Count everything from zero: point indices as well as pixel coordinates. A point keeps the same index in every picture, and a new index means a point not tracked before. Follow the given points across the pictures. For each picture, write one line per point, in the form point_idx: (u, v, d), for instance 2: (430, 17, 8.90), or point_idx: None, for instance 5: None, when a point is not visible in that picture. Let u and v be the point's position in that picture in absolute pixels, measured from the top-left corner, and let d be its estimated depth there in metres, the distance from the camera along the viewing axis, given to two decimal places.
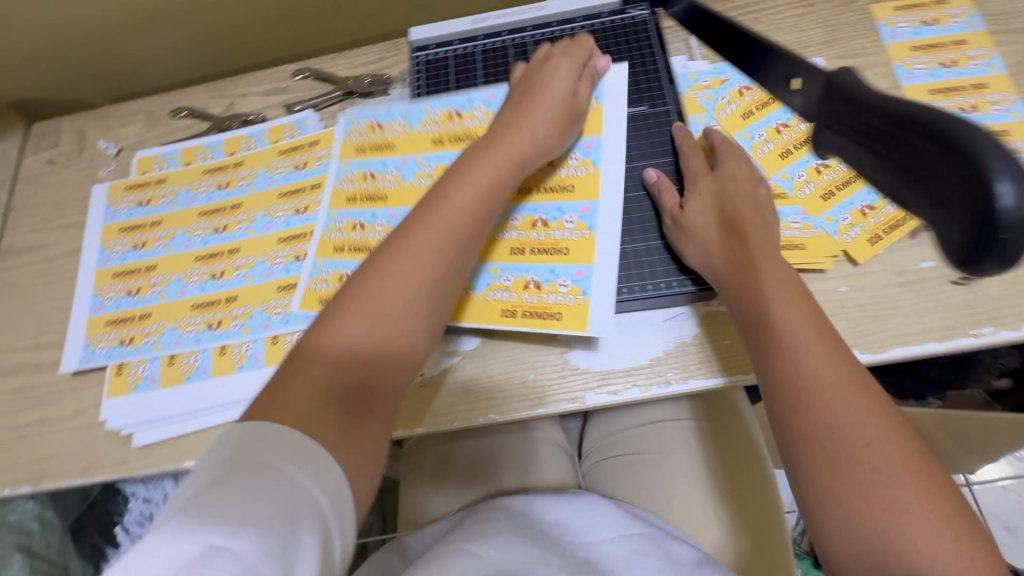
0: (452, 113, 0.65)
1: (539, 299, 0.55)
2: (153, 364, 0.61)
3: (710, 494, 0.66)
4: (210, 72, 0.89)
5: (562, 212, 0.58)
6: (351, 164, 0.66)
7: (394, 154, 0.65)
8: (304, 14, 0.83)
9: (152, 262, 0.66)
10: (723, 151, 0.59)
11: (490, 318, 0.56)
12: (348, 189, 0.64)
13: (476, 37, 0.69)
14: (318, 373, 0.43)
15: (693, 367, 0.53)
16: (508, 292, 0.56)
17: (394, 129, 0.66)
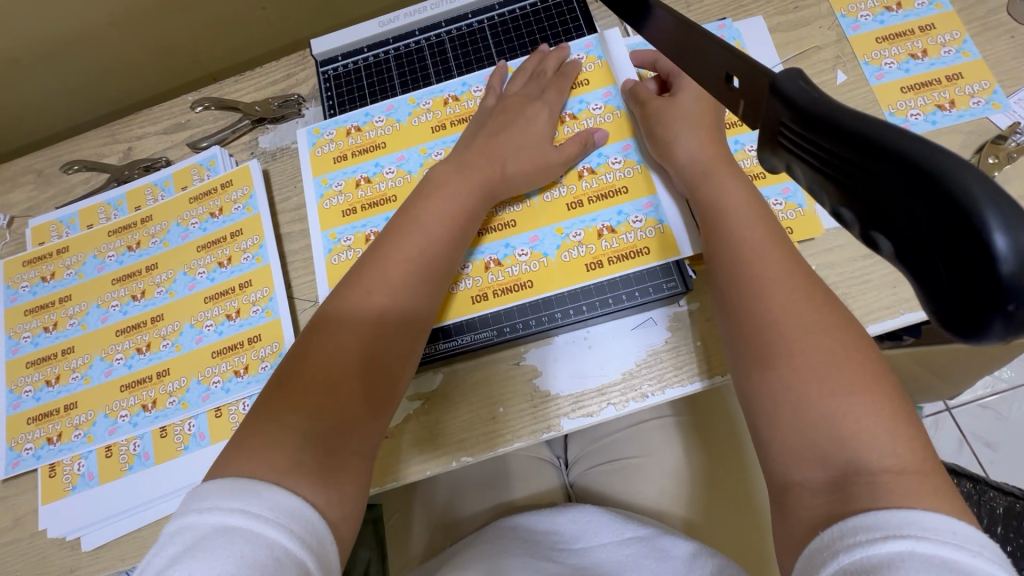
0: (445, 99, 0.59)
1: (618, 242, 0.52)
2: (90, 458, 0.55)
3: (719, 487, 0.63)
4: (103, 112, 0.80)
5: (606, 154, 0.55)
6: (332, 176, 0.58)
7: (386, 153, 0.58)
8: (196, 34, 0.75)
9: (68, 343, 0.60)
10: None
11: (575, 282, 0.52)
12: (346, 194, 0.57)
13: (386, 41, 0.64)
14: (321, 361, 0.41)
15: (667, 377, 0.50)
16: (583, 247, 0.53)
17: (382, 123, 0.59)
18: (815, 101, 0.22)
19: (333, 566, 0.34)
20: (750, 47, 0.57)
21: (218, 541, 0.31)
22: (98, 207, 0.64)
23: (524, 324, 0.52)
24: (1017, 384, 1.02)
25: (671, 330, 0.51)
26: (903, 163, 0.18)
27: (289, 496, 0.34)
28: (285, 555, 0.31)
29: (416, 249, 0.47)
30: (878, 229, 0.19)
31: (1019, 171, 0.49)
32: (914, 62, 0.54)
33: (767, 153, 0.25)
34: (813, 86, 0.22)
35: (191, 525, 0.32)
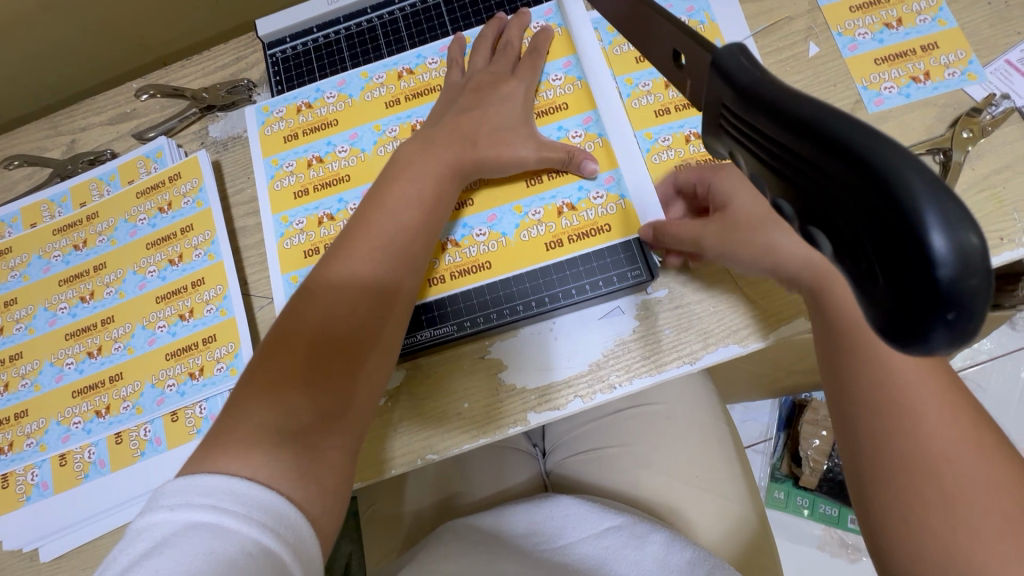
0: (400, 72, 0.56)
1: (578, 220, 0.50)
2: (44, 467, 0.53)
3: (697, 476, 0.63)
4: (47, 102, 0.76)
5: (567, 128, 0.52)
6: (283, 157, 0.55)
7: (339, 130, 0.55)
8: (141, 17, 0.71)
9: (16, 349, 0.57)
10: (659, 121, 0.52)
11: (539, 263, 0.50)
12: (297, 176, 0.54)
13: (337, 21, 0.60)
14: (291, 361, 0.38)
15: (636, 366, 0.49)
16: (543, 225, 0.50)
17: (332, 100, 0.56)
18: (753, 79, 0.20)
19: (311, 562, 0.33)
20: (718, 18, 0.54)
21: (188, 537, 0.30)
22: (41, 205, 0.61)
23: (489, 312, 0.50)
24: (995, 354, 1.03)
25: (640, 318, 0.49)
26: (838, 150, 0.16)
27: (260, 491, 0.33)
28: (258, 551, 0.30)
29: (382, 228, 0.44)
30: (819, 226, 0.18)
31: (994, 145, 0.48)
32: (888, 31, 0.52)
33: (712, 137, 0.23)
34: (754, 63, 0.20)
35: (164, 515, 0.31)
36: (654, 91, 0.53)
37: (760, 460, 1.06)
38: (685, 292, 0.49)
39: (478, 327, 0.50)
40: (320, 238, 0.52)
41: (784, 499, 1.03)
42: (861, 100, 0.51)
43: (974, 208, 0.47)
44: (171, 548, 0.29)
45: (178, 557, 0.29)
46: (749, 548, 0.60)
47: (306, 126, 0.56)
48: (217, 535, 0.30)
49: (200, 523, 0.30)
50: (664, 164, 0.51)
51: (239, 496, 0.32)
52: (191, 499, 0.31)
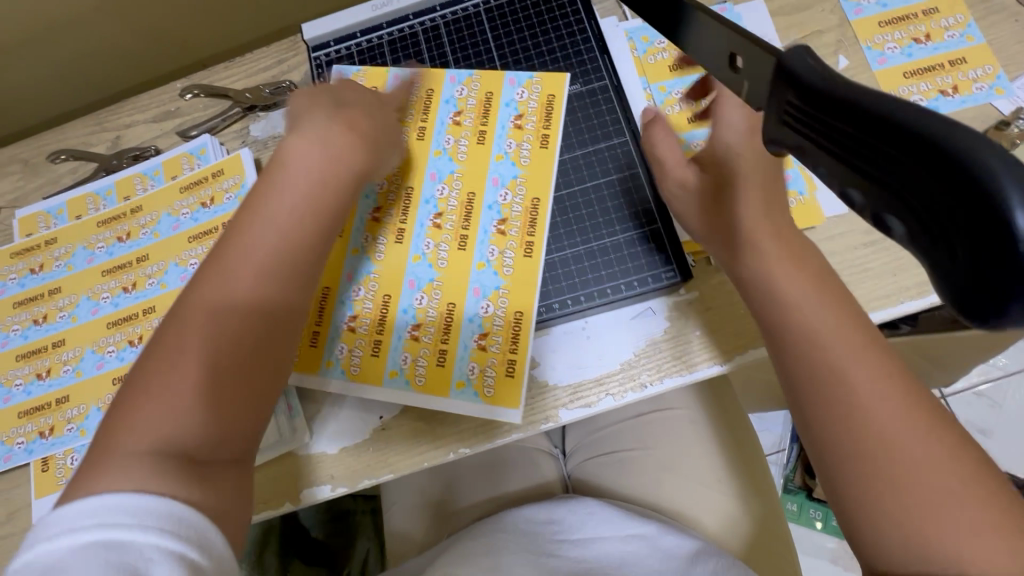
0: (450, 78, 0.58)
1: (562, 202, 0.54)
2: (84, 452, 0.55)
3: (723, 484, 0.63)
4: (89, 100, 0.78)
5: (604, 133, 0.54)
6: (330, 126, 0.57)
7: (386, 108, 0.57)
8: (188, 21, 0.73)
9: (59, 336, 0.59)
10: (694, 127, 0.53)
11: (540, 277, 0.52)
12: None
13: (380, 26, 0.62)
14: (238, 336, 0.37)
15: (667, 366, 0.50)
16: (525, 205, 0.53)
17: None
18: (821, 78, 0.21)
19: (232, 574, 0.31)
20: (750, 31, 0.56)
21: (103, 558, 0.27)
22: (86, 198, 0.63)
23: (493, 324, 0.51)
24: (1012, 370, 1.02)
25: (672, 319, 0.50)
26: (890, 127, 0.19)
27: (193, 509, 0.31)
28: (181, 564, 0.28)
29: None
30: (888, 205, 0.20)
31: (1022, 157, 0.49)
32: (917, 46, 0.53)
33: (772, 130, 0.24)
34: (820, 64, 0.22)
35: (66, 539, 0.28)
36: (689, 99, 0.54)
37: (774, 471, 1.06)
38: (715, 294, 0.50)
39: (481, 337, 0.51)
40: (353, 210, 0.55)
41: (797, 510, 1.03)
42: None
43: None
44: (86, 571, 0.27)
45: None
46: (775, 558, 0.59)
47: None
48: (136, 559, 0.27)
49: (115, 545, 0.28)
50: None
51: (166, 505, 0.30)
52: (113, 508, 0.29)
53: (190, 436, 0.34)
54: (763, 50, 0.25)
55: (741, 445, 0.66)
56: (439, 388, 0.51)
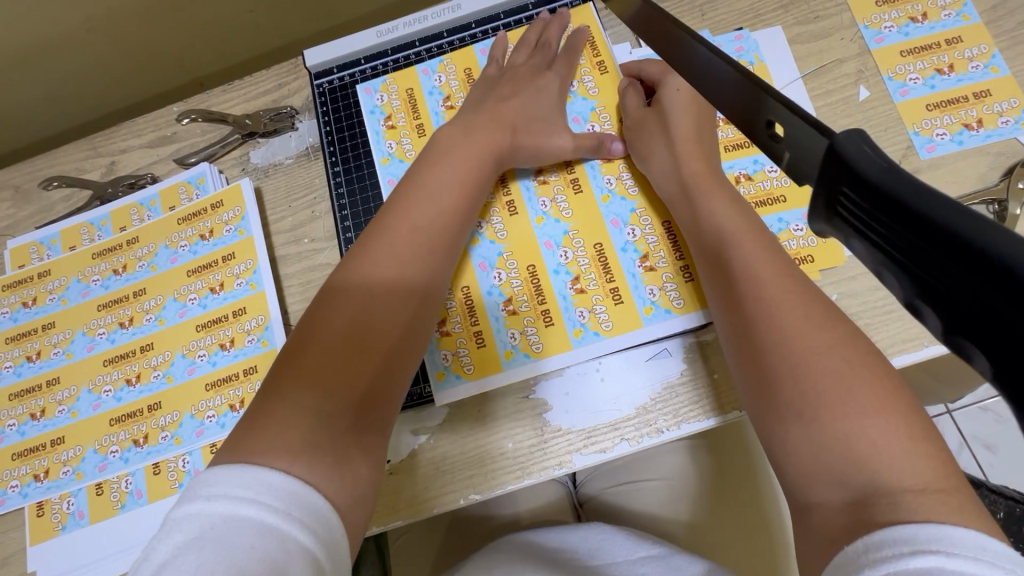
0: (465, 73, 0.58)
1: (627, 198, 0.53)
2: (80, 497, 0.53)
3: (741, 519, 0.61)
4: (80, 119, 0.76)
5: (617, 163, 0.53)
6: (371, 116, 0.58)
7: (425, 101, 0.57)
8: (183, 40, 0.71)
9: (53, 374, 0.57)
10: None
11: (552, 241, 0.52)
12: (410, 138, 0.57)
13: (384, 53, 0.60)
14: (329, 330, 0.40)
15: (684, 412, 0.48)
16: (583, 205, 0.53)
17: (388, 95, 0.58)
18: (882, 174, 0.21)
19: (342, 561, 0.33)
20: (767, 59, 0.54)
21: (229, 530, 0.29)
22: (80, 228, 0.61)
23: (513, 289, 0.52)
24: None
25: (689, 362, 0.49)
26: (959, 245, 0.18)
27: (319, 496, 0.33)
28: (296, 546, 0.30)
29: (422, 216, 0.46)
30: (933, 302, 0.19)
31: None
32: (940, 77, 0.52)
33: (819, 220, 0.23)
34: (878, 153, 0.21)
35: (200, 505, 0.31)
36: None
37: None
38: None
39: (511, 316, 0.51)
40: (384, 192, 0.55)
41: None
42: (913, 145, 0.51)
43: None
44: (215, 542, 0.29)
45: (221, 553, 0.28)
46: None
47: (382, 121, 0.58)
48: (256, 534, 0.29)
49: (237, 520, 0.30)
50: None
51: (283, 481, 0.32)
52: (238, 480, 0.31)
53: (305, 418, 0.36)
54: (808, 125, 0.23)
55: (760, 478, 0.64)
56: (488, 367, 0.50)
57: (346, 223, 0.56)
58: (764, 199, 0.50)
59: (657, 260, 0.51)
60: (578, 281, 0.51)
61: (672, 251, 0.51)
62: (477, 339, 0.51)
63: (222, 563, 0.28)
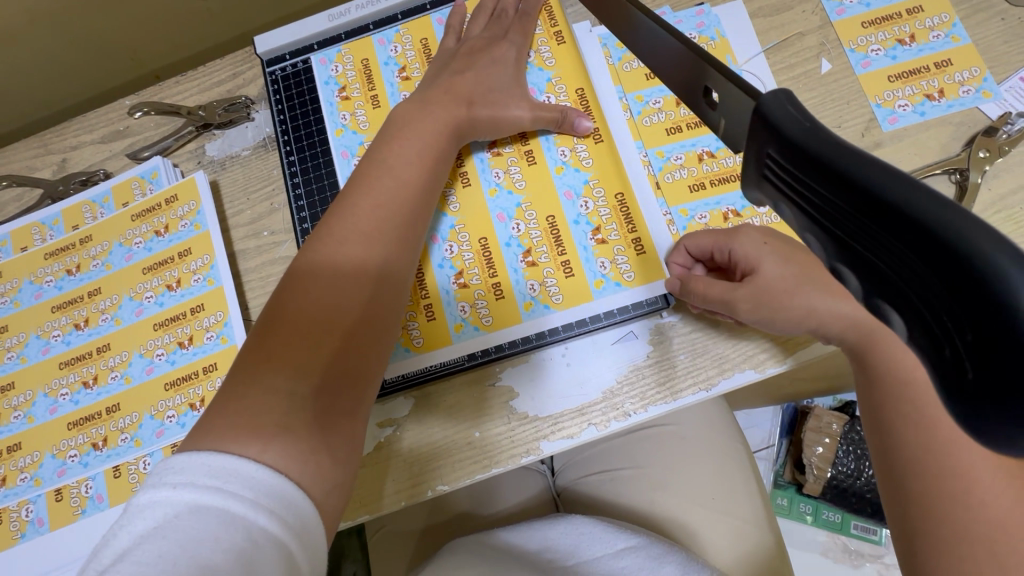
0: (422, 46, 0.57)
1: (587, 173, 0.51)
2: (39, 503, 0.51)
3: (715, 503, 0.61)
4: (33, 116, 0.73)
5: (578, 141, 0.52)
6: (326, 90, 0.57)
7: (380, 73, 0.56)
8: (136, 31, 0.69)
9: (8, 379, 0.55)
10: (671, 140, 0.51)
11: (505, 215, 0.51)
12: (365, 110, 0.56)
13: (338, 37, 0.58)
14: (293, 310, 0.38)
15: (650, 394, 0.47)
16: (544, 182, 0.51)
17: (343, 65, 0.57)
18: (806, 137, 0.20)
19: (318, 549, 0.32)
20: (729, 34, 0.53)
21: (194, 520, 0.28)
22: (30, 228, 0.59)
23: (464, 262, 0.50)
24: None
25: (654, 343, 0.48)
26: (873, 206, 0.18)
27: (289, 484, 0.32)
28: (263, 537, 0.29)
29: (387, 200, 0.44)
30: (857, 278, 0.20)
31: (1010, 164, 0.47)
32: (901, 48, 0.51)
33: (750, 185, 0.24)
34: (802, 117, 0.21)
35: (166, 492, 0.29)
36: (666, 110, 0.52)
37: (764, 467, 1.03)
38: (699, 315, 0.48)
39: (468, 293, 0.50)
40: (339, 169, 0.54)
41: (787, 505, 1.01)
42: (876, 117, 0.50)
43: None
44: (180, 532, 0.28)
45: (185, 545, 0.27)
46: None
47: (336, 91, 0.56)
48: (222, 524, 0.28)
49: (203, 512, 0.28)
50: (678, 184, 0.50)
51: (251, 469, 0.31)
52: (205, 467, 0.30)
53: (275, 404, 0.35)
54: (744, 94, 0.24)
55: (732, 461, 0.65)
56: (438, 342, 0.50)
57: (301, 211, 0.55)
58: (727, 176, 0.50)
59: (609, 232, 0.49)
60: (530, 255, 0.50)
61: (625, 224, 0.49)
62: (428, 313, 0.50)
63: (184, 554, 0.27)
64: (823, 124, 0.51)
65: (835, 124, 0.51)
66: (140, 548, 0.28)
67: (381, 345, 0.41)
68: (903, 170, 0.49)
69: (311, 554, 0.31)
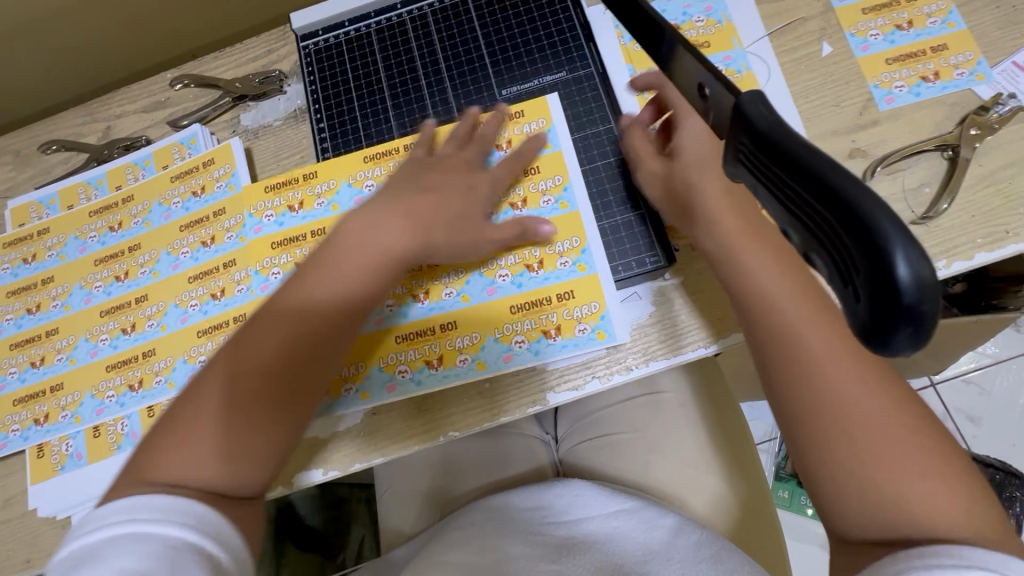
0: (445, 25, 0.61)
1: (553, 203, 0.53)
2: (77, 439, 0.55)
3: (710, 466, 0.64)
4: (80, 90, 0.78)
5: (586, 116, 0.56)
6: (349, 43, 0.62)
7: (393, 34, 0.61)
8: (180, 13, 0.74)
9: (52, 325, 0.59)
10: None
11: (487, 235, 0.53)
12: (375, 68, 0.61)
13: (368, 16, 0.62)
14: (247, 358, 0.43)
15: (653, 350, 0.50)
16: (523, 206, 0.53)
17: (373, 44, 0.61)
18: (769, 123, 0.24)
19: None
20: (735, 18, 0.57)
21: (172, 542, 0.33)
22: (76, 188, 0.64)
23: (456, 278, 0.53)
24: (1000, 357, 1.02)
25: (654, 303, 0.51)
26: (813, 178, 0.21)
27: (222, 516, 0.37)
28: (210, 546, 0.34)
29: (353, 249, 0.47)
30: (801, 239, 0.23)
31: (1000, 143, 0.50)
32: (899, 33, 0.54)
33: (730, 164, 0.26)
34: (770, 109, 0.24)
35: (148, 525, 0.34)
36: None
37: (766, 459, 1.06)
38: (698, 279, 0.51)
39: (440, 310, 0.52)
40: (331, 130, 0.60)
41: (788, 498, 1.02)
42: (873, 98, 0.53)
43: (980, 203, 0.49)
44: (166, 551, 0.33)
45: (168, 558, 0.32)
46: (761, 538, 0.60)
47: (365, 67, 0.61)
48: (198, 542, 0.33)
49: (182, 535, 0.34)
50: None
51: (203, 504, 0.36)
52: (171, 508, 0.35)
53: (240, 435, 0.41)
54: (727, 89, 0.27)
55: (728, 427, 0.67)
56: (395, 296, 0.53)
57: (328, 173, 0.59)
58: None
59: (594, 240, 0.52)
60: (504, 275, 0.52)
61: (614, 238, 0.52)
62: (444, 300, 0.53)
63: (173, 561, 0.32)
64: (823, 102, 0.53)
65: (834, 104, 0.53)
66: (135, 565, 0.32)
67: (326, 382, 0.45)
68: (899, 147, 0.51)
69: None
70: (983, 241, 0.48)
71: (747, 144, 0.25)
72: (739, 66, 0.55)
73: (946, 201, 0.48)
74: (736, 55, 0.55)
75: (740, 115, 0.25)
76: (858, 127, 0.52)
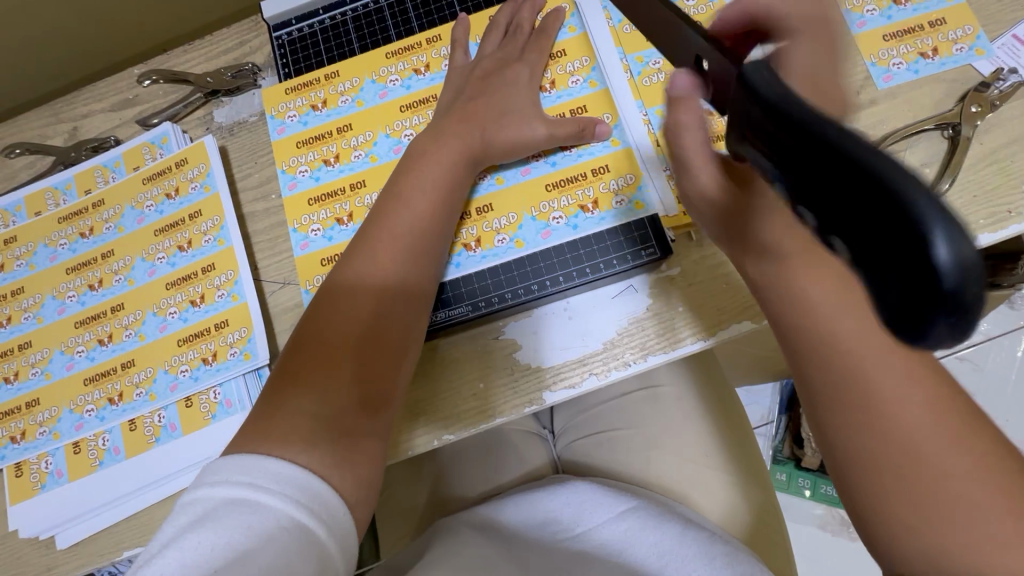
0: (425, 11, 0.58)
1: (577, 160, 0.51)
2: (58, 457, 0.53)
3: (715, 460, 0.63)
4: (44, 90, 0.75)
5: (572, 89, 0.53)
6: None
7: None
8: (146, 5, 0.71)
9: (25, 338, 0.57)
10: None
11: (536, 173, 0.52)
12: (347, 22, 0.59)
13: (344, 3, 0.60)
14: (328, 323, 0.41)
15: (650, 344, 0.49)
16: (548, 161, 0.52)
17: (349, 31, 0.59)
18: (782, 104, 0.22)
19: (346, 540, 0.34)
20: None
21: (227, 511, 0.31)
22: (43, 194, 0.61)
23: (489, 229, 0.51)
24: (993, 334, 1.02)
25: (651, 297, 0.50)
26: (837, 163, 0.19)
27: (327, 486, 0.35)
28: (294, 526, 0.31)
29: (401, 221, 0.46)
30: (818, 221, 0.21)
31: (1001, 120, 0.48)
32: (896, 7, 0.52)
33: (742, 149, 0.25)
34: (781, 87, 0.23)
35: (204, 491, 0.32)
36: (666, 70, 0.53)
37: (763, 443, 1.05)
38: (697, 269, 0.49)
39: (471, 253, 0.51)
40: (303, 84, 0.56)
41: (786, 480, 1.01)
42: (870, 76, 0.51)
43: (982, 182, 0.47)
44: (220, 519, 0.31)
45: (219, 530, 0.30)
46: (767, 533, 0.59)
47: (340, 53, 0.58)
48: (252, 518, 0.31)
49: (239, 510, 0.31)
50: None
51: (282, 467, 0.34)
52: (237, 466, 0.33)
53: (308, 403, 0.38)
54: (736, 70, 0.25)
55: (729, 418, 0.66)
56: None
57: None
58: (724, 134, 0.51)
59: (622, 179, 0.51)
60: (558, 216, 0.51)
61: (633, 172, 0.51)
62: (471, 242, 0.51)
63: (222, 542, 0.30)
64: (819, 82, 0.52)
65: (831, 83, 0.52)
66: (180, 539, 0.30)
67: (403, 352, 0.43)
68: (898, 127, 0.50)
69: (340, 543, 0.34)
70: (985, 222, 0.47)
71: (761, 129, 0.23)
72: (732, 48, 0.53)
73: (947, 181, 0.47)
74: (728, 35, 0.53)
75: (752, 95, 0.23)
76: (855, 107, 0.51)
